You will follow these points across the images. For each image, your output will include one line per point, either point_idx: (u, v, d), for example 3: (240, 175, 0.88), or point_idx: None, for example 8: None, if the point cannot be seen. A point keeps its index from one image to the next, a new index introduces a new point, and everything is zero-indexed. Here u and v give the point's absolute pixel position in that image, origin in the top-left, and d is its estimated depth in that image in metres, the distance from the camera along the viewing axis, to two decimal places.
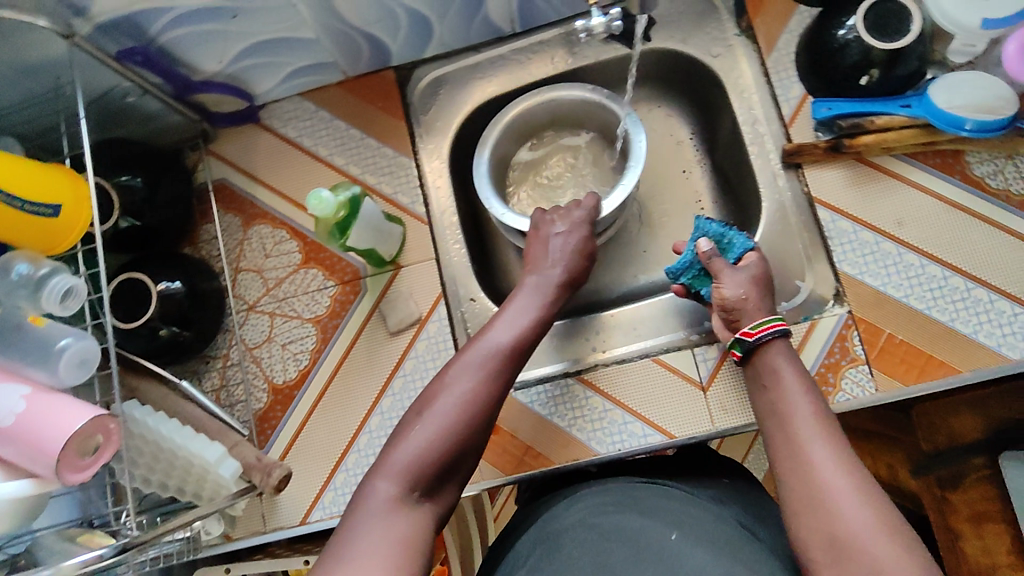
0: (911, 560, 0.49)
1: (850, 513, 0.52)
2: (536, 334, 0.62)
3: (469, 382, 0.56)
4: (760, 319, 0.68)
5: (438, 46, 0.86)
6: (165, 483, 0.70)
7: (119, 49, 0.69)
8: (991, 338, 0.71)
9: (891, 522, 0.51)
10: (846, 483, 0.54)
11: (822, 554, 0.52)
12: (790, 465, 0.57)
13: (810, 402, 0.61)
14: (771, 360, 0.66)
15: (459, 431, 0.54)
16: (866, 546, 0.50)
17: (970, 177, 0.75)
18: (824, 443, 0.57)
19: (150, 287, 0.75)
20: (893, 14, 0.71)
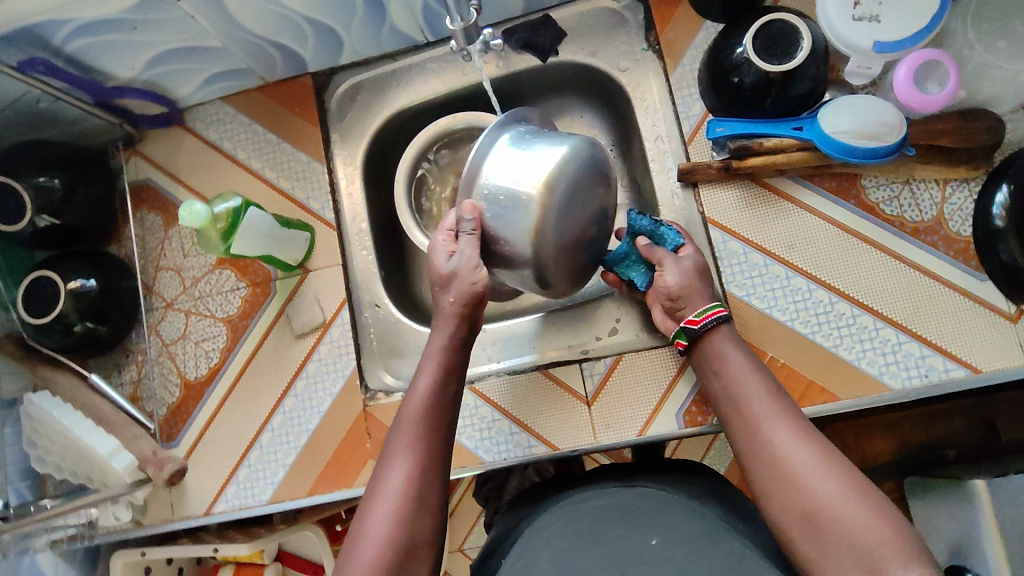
0: (885, 521, 0.51)
1: (819, 487, 0.53)
2: (448, 382, 0.66)
3: (403, 465, 0.61)
4: (704, 306, 0.68)
5: (353, 54, 0.87)
6: (76, 470, 0.77)
7: (19, 60, 0.72)
8: (873, 366, 0.71)
9: (859, 488, 0.53)
10: (813, 459, 0.55)
11: (801, 531, 0.53)
12: (755, 452, 0.58)
13: (761, 381, 0.62)
14: (719, 345, 0.66)
15: (410, 507, 0.59)
16: (836, 516, 0.52)
17: (865, 202, 0.73)
18: (780, 422, 0.59)
19: (61, 285, 0.78)
20: (783, 34, 0.71)
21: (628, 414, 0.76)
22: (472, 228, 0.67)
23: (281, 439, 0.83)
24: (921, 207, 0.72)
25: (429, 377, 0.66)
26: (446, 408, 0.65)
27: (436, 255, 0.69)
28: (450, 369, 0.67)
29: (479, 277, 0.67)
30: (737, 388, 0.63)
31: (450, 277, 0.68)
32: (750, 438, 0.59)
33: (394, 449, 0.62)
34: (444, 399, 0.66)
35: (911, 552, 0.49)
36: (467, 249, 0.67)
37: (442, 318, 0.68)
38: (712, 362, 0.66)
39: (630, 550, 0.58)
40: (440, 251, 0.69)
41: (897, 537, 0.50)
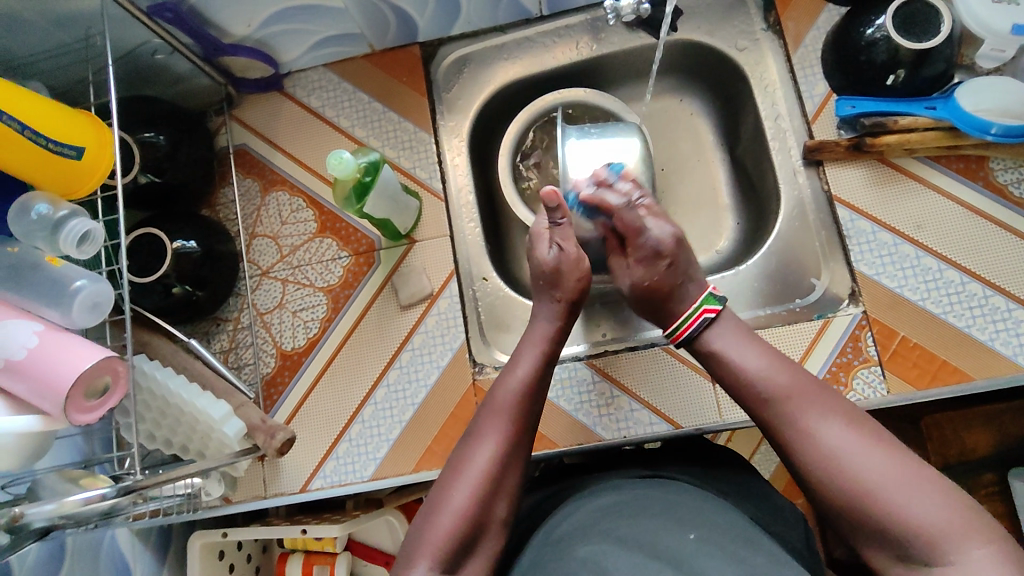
0: (940, 500, 0.50)
1: (868, 470, 0.52)
2: (545, 370, 0.66)
3: (490, 442, 0.60)
4: (686, 312, 0.68)
5: (465, 25, 0.86)
6: (169, 441, 0.72)
7: (149, 4, 0.70)
8: (1007, 346, 0.70)
9: (910, 466, 0.51)
10: (856, 443, 0.53)
11: (850, 521, 0.52)
12: (784, 440, 0.57)
13: (787, 369, 0.60)
14: (710, 343, 0.65)
15: (489, 485, 0.58)
16: (887, 498, 0.50)
17: (993, 184, 0.74)
18: (815, 409, 0.56)
19: (166, 245, 0.75)
20: (921, 14, 0.71)
21: None
22: (563, 216, 0.73)
23: (384, 413, 0.80)
24: None
25: (529, 365, 0.66)
26: (538, 397, 0.65)
27: (539, 245, 0.74)
28: (549, 359, 0.67)
29: (585, 265, 0.71)
30: (752, 380, 0.60)
31: (557, 272, 0.71)
32: (789, 429, 0.56)
33: (482, 427, 0.62)
34: (540, 386, 0.65)
35: (979, 530, 0.48)
36: (565, 242, 0.72)
37: (545, 315, 0.71)
38: (711, 353, 0.65)
39: (680, 539, 0.54)
40: (543, 242, 0.74)
41: (957, 514, 0.49)
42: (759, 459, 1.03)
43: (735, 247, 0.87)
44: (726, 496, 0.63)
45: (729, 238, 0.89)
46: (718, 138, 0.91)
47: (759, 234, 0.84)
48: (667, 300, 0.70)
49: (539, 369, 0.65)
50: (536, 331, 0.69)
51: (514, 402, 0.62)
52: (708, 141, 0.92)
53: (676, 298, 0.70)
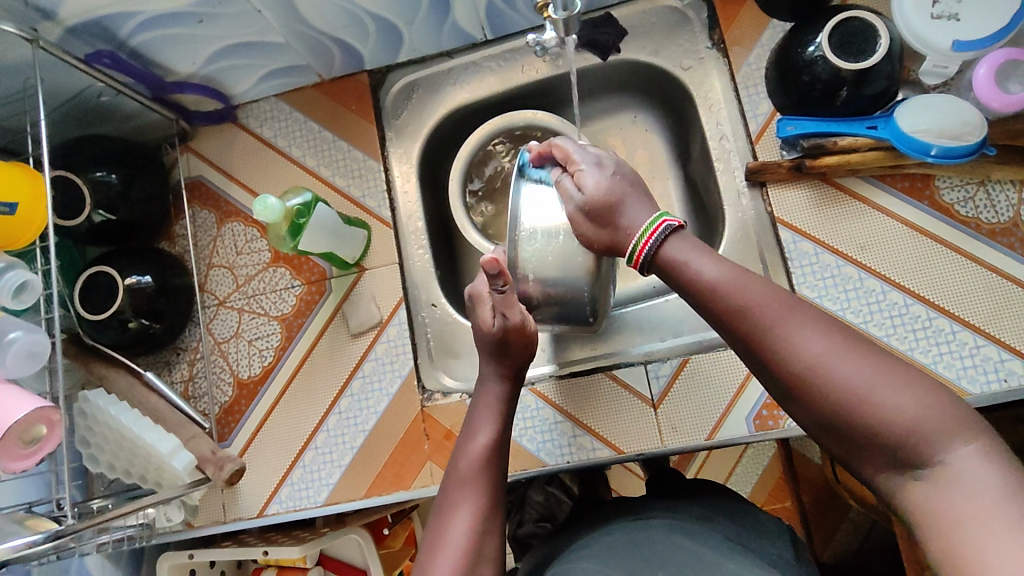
0: (926, 398, 0.45)
1: (853, 373, 0.46)
2: (503, 433, 0.67)
3: (465, 516, 0.60)
4: (641, 228, 0.55)
5: (410, 52, 0.87)
6: (129, 471, 0.74)
7: (87, 52, 0.71)
8: (950, 370, 0.69)
9: (891, 363, 0.46)
10: (840, 348, 0.47)
11: (831, 429, 0.47)
12: (760, 350, 0.49)
13: (755, 280, 0.51)
14: (672, 258, 0.54)
15: (471, 559, 0.57)
16: (877, 401, 0.45)
17: (939, 203, 0.72)
18: (794, 317, 0.49)
19: (119, 281, 0.77)
20: (859, 33, 0.70)
21: (695, 417, 0.75)
22: (505, 284, 0.63)
23: (336, 439, 0.81)
24: (997, 208, 0.71)
25: (489, 430, 0.66)
26: (501, 463, 0.65)
27: (481, 308, 0.69)
28: (505, 420, 0.68)
29: (530, 329, 0.68)
30: (721, 291, 0.51)
31: (503, 341, 0.68)
32: (767, 340, 0.49)
33: (451, 504, 0.61)
34: (502, 451, 0.66)
35: (968, 427, 0.44)
36: (507, 310, 0.66)
37: (490, 374, 0.70)
38: (668, 273, 0.54)
39: None
40: (486, 306, 0.68)
41: (944, 408, 0.44)
42: (736, 481, 1.04)
43: None
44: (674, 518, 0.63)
45: None
46: (671, 154, 0.91)
47: None
48: (614, 216, 0.57)
49: (498, 433, 0.66)
50: (488, 394, 0.69)
51: (478, 470, 0.63)
52: (661, 157, 0.91)
53: (626, 214, 0.57)
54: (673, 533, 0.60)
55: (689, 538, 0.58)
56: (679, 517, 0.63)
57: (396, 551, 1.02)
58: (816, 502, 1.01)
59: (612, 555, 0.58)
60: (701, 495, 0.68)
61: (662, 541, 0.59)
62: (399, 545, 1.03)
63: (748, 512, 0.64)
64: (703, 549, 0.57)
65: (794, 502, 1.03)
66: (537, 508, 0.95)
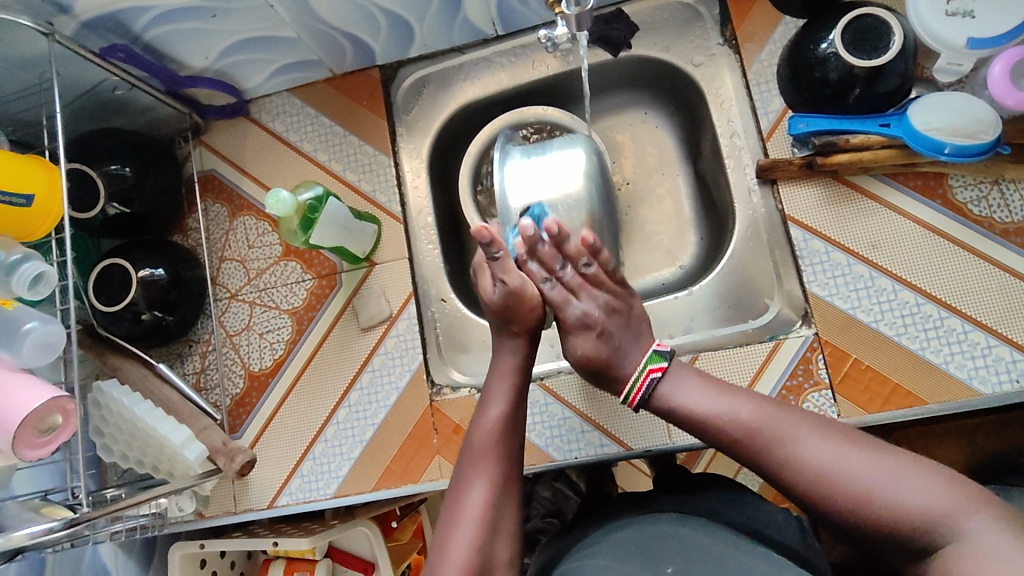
0: (928, 481, 0.51)
1: (857, 475, 0.52)
2: (517, 407, 0.67)
3: (480, 490, 0.60)
4: (631, 376, 0.63)
5: (421, 47, 0.87)
6: (142, 460, 0.76)
7: (102, 46, 0.72)
8: (962, 370, 0.69)
9: (887, 456, 0.53)
10: (837, 453, 0.53)
11: (855, 534, 0.52)
12: (770, 470, 0.55)
13: (752, 404, 0.58)
14: (673, 390, 0.61)
15: (485, 533, 0.58)
16: (884, 496, 0.51)
17: (952, 202, 0.71)
18: (791, 429, 0.56)
19: (133, 273, 0.78)
20: (873, 30, 0.70)
21: None
22: (501, 250, 0.66)
23: (346, 432, 0.82)
24: (1011, 208, 0.70)
25: (501, 403, 0.66)
26: (516, 436, 0.65)
27: (482, 278, 0.70)
28: (520, 392, 0.68)
29: (533, 295, 0.68)
30: (726, 420, 0.58)
31: (506, 308, 0.68)
32: (777, 461, 0.55)
33: (466, 479, 0.62)
34: (516, 424, 0.66)
35: (975, 499, 0.49)
36: (506, 275, 0.67)
37: (504, 346, 0.70)
38: (670, 408, 0.61)
39: None
40: (486, 275, 0.70)
41: (948, 488, 0.50)
42: (745, 476, 1.05)
43: (697, 263, 0.87)
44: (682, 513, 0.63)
45: (691, 254, 0.88)
46: (682, 151, 0.90)
47: (717, 252, 0.83)
48: (607, 371, 0.65)
49: (512, 407, 0.66)
50: (502, 364, 0.69)
51: (492, 446, 0.63)
52: (671, 153, 0.91)
53: (616, 368, 0.64)
54: (681, 529, 0.60)
55: (697, 534, 0.59)
56: (687, 513, 0.63)
57: (404, 544, 1.03)
58: None
59: (620, 551, 0.59)
60: (708, 491, 0.68)
61: (670, 536, 0.59)
62: (407, 538, 1.04)
63: (756, 510, 0.64)
64: (711, 546, 0.57)
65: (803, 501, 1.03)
66: (544, 504, 0.97)
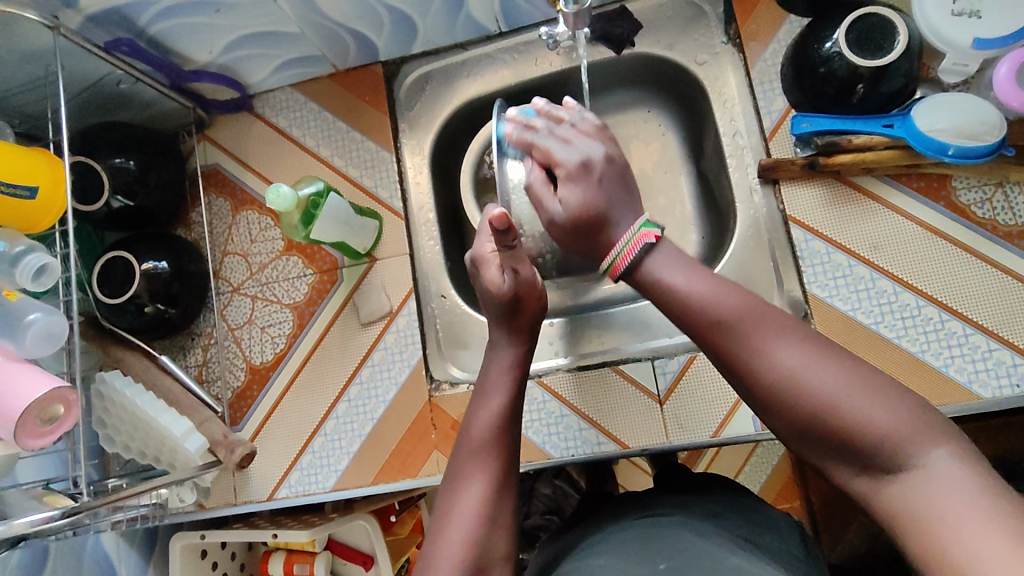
0: (900, 405, 0.45)
1: (824, 384, 0.46)
2: (517, 398, 0.66)
3: (477, 482, 0.60)
4: (620, 241, 0.55)
5: (424, 43, 0.87)
6: (144, 451, 0.76)
7: (107, 40, 0.72)
8: (962, 373, 0.68)
9: (863, 373, 0.46)
10: (813, 358, 0.47)
11: (802, 436, 0.47)
12: (733, 362, 0.50)
13: (733, 294, 0.51)
14: (652, 271, 0.54)
15: (483, 527, 0.57)
16: (847, 408, 0.45)
17: (956, 204, 0.71)
18: (766, 326, 0.49)
19: (136, 266, 0.79)
20: (877, 29, 0.69)
21: (702, 413, 0.75)
22: (514, 239, 0.63)
23: (345, 426, 0.82)
24: (1015, 210, 0.70)
25: (501, 396, 0.65)
26: (515, 428, 0.64)
27: (487, 270, 0.70)
28: (520, 385, 0.67)
29: (538, 285, 0.69)
30: (700, 307, 0.51)
31: (513, 300, 0.68)
32: (744, 357, 0.49)
33: (464, 472, 0.61)
34: (515, 415, 0.65)
35: (939, 431, 0.44)
36: (517, 265, 0.67)
37: (503, 341, 0.69)
38: (650, 284, 0.54)
39: None
40: (492, 267, 0.69)
41: (918, 415, 0.45)
42: (746, 476, 1.05)
43: (698, 262, 0.87)
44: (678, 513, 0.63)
45: (693, 253, 0.88)
46: (684, 150, 0.90)
47: (719, 251, 0.83)
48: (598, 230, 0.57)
49: (512, 398, 0.65)
50: (502, 356, 0.68)
51: (490, 441, 0.62)
52: (674, 151, 0.91)
53: (606, 227, 0.57)
54: (676, 530, 0.60)
55: (691, 534, 0.59)
56: (683, 513, 0.63)
57: (403, 538, 1.04)
58: (825, 501, 1.00)
59: (615, 552, 0.59)
60: (705, 490, 0.68)
61: (665, 535, 0.59)
62: (406, 533, 1.04)
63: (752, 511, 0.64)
64: (705, 546, 0.57)
65: (803, 502, 1.03)
66: (544, 502, 0.98)
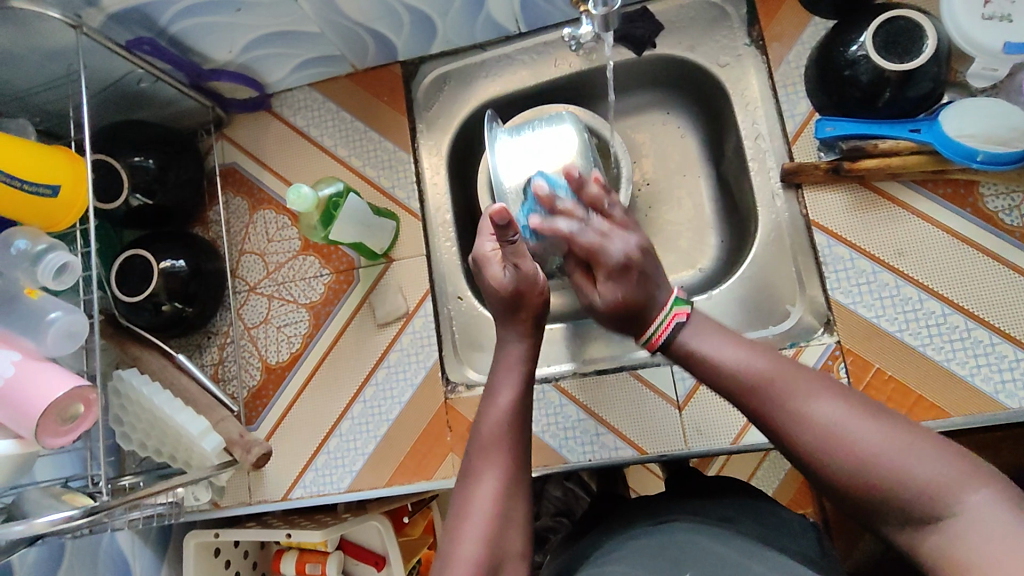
0: (939, 453, 0.46)
1: (864, 440, 0.47)
2: (525, 396, 0.65)
3: (490, 481, 0.59)
4: (658, 316, 0.59)
5: (443, 43, 0.87)
6: (160, 449, 0.76)
7: (129, 39, 0.72)
8: (988, 383, 0.67)
9: (899, 427, 0.48)
10: (848, 414, 0.49)
11: (849, 499, 0.48)
12: (774, 427, 0.51)
13: (768, 357, 0.54)
14: (688, 338, 0.58)
15: (496, 525, 0.57)
16: (888, 461, 0.46)
17: (983, 211, 0.70)
18: (802, 388, 0.51)
19: (155, 264, 0.79)
20: (905, 33, 0.68)
21: (721, 420, 0.74)
22: (517, 234, 0.62)
23: (361, 427, 0.82)
24: None
25: (510, 393, 0.65)
26: (524, 425, 0.64)
27: (490, 269, 0.68)
28: (529, 382, 0.66)
29: (541, 280, 0.67)
30: (739, 374, 0.54)
31: (516, 295, 0.67)
32: (785, 419, 0.51)
33: (476, 470, 0.61)
34: (524, 413, 0.64)
35: (978, 474, 0.45)
36: (520, 260, 0.65)
37: (512, 334, 0.68)
38: (689, 356, 0.57)
39: None
40: (492, 264, 0.68)
41: (958, 462, 0.46)
42: (760, 479, 1.04)
43: (717, 266, 0.86)
44: (696, 520, 0.63)
45: (711, 256, 0.87)
46: (704, 153, 0.89)
47: (738, 256, 0.82)
48: (640, 309, 0.60)
49: (520, 395, 0.65)
50: (509, 354, 0.67)
51: (502, 438, 0.61)
52: (693, 154, 0.90)
53: (651, 305, 0.60)
54: (695, 538, 0.59)
55: (712, 541, 0.58)
56: (703, 520, 0.62)
57: (414, 540, 1.04)
58: (837, 509, 1.00)
59: (634, 560, 0.58)
60: (724, 497, 0.67)
61: (684, 543, 0.58)
62: (417, 534, 1.04)
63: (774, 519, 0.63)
64: (727, 554, 0.56)
65: (817, 508, 1.02)
66: (556, 504, 0.97)
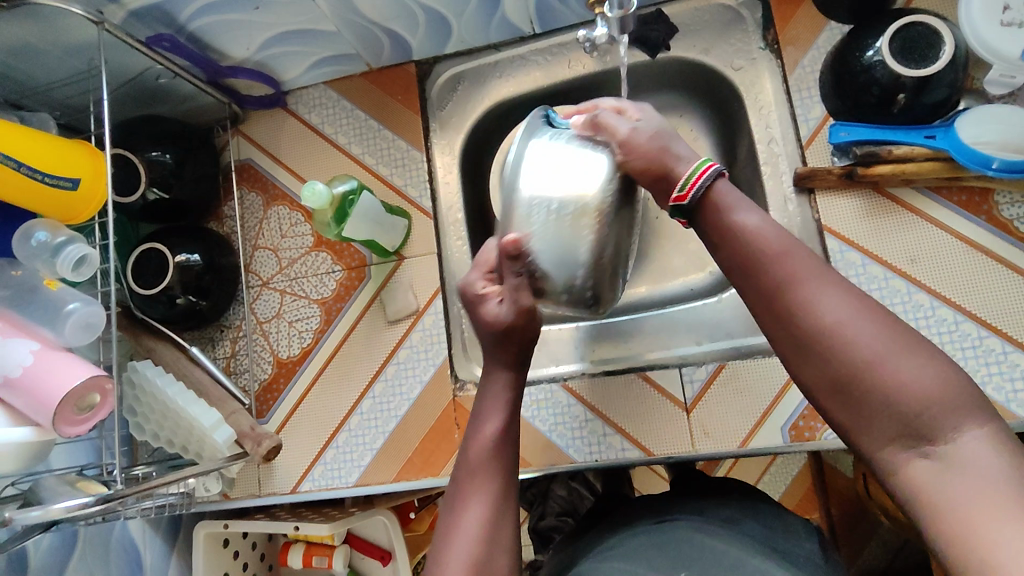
0: (942, 374, 0.42)
1: (863, 341, 0.43)
2: (513, 419, 0.63)
3: (478, 508, 0.57)
4: (687, 172, 0.52)
5: (458, 43, 0.87)
6: (171, 440, 0.77)
7: (148, 35, 0.74)
8: (999, 392, 0.67)
9: (908, 336, 0.43)
10: (858, 310, 0.44)
11: (832, 392, 0.44)
12: (774, 311, 0.47)
13: (789, 237, 0.48)
14: (715, 205, 0.51)
15: (485, 550, 0.55)
16: (880, 368, 0.42)
17: (997, 218, 0.69)
18: (815, 274, 0.46)
19: (170, 258, 0.80)
20: (924, 37, 0.67)
21: (729, 423, 0.74)
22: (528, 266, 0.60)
23: (369, 423, 0.83)
24: None
25: (496, 420, 0.62)
26: (511, 450, 0.62)
27: (484, 304, 0.63)
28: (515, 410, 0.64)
29: (536, 314, 0.64)
30: (753, 241, 0.48)
31: (509, 330, 0.63)
32: (785, 308, 0.46)
33: (464, 495, 0.58)
34: (510, 438, 0.62)
35: (974, 407, 0.41)
36: (519, 294, 0.62)
37: (495, 365, 0.64)
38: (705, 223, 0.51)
39: None
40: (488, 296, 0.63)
41: (959, 389, 0.42)
42: (767, 483, 1.02)
43: None
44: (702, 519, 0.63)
45: None
46: (716, 156, 0.89)
47: None
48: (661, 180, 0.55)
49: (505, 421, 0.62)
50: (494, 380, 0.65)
51: (488, 461, 0.59)
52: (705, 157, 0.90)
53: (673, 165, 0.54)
54: (700, 537, 0.59)
55: (716, 541, 0.58)
56: (708, 520, 0.62)
57: (420, 535, 1.04)
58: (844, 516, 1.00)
59: (639, 557, 0.59)
60: (731, 498, 0.67)
61: (689, 542, 0.59)
62: (423, 530, 1.04)
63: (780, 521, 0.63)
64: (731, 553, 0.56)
65: (822, 514, 1.01)
66: (560, 503, 0.97)
